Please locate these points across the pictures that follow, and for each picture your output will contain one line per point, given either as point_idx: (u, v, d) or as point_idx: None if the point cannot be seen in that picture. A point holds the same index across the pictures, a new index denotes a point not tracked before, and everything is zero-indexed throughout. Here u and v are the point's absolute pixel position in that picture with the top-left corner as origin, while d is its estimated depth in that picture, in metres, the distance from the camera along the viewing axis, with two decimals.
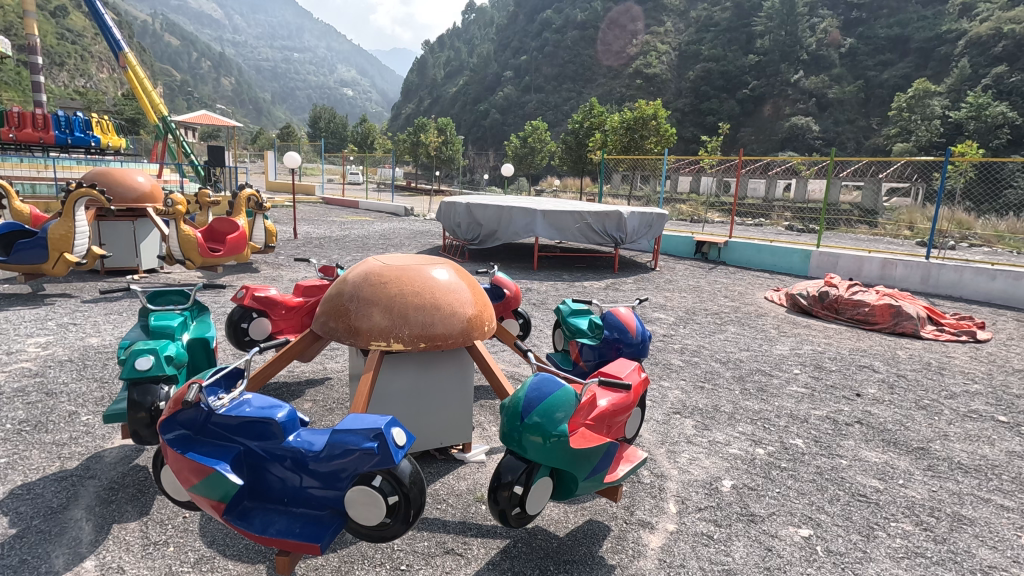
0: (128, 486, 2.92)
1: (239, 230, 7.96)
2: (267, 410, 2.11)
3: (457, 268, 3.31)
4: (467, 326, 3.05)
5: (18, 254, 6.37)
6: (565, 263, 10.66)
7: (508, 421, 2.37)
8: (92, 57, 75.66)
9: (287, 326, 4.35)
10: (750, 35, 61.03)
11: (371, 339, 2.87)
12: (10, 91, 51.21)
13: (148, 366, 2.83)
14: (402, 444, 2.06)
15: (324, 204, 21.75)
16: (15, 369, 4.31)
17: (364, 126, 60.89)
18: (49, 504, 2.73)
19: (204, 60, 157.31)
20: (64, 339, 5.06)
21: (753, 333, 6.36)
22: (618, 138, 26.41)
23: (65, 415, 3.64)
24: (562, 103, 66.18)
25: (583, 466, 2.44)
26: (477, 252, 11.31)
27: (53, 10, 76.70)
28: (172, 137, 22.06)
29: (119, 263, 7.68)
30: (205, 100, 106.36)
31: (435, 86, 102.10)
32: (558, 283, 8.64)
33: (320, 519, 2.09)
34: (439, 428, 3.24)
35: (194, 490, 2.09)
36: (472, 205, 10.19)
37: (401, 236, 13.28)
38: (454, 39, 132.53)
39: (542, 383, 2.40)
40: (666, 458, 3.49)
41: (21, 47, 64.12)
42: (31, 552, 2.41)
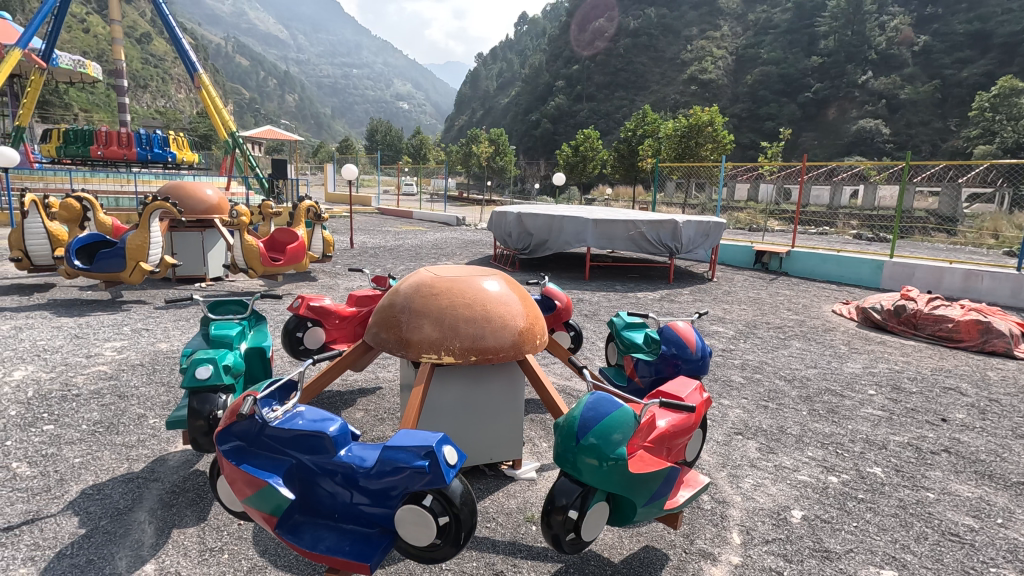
0: (188, 490, 3.00)
1: (298, 240, 8.24)
2: (319, 423, 2.09)
3: (507, 279, 3.24)
4: (519, 339, 2.97)
5: (99, 263, 6.83)
6: (618, 273, 10.44)
7: (562, 441, 2.26)
8: (172, 78, 81.49)
9: (340, 335, 4.41)
10: (812, 36, 58.55)
11: (422, 351, 2.83)
12: (99, 112, 56.04)
13: (207, 375, 2.91)
14: (454, 463, 1.99)
15: (379, 215, 22.38)
16: (93, 372, 4.58)
17: (418, 138, 62.49)
18: (117, 505, 2.84)
19: (269, 79, 166.70)
20: (138, 344, 5.34)
21: (821, 349, 5.98)
22: (672, 145, 25.74)
23: (134, 418, 3.80)
24: (614, 111, 65.55)
25: (641, 493, 2.30)
26: (527, 262, 11.18)
27: (140, 38, 83.39)
28: (240, 152, 22.89)
29: (189, 271, 8.08)
30: (269, 117, 113.26)
31: (488, 99, 104.12)
32: (611, 293, 8.46)
33: (368, 538, 2.05)
34: (489, 443, 3.17)
35: (247, 501, 2.10)
36: (522, 215, 10.10)
37: (452, 246, 13.41)
38: (506, 51, 134.20)
39: (599, 403, 2.27)
40: (728, 483, 3.27)
41: (111, 71, 69.99)
42: (97, 552, 2.49)
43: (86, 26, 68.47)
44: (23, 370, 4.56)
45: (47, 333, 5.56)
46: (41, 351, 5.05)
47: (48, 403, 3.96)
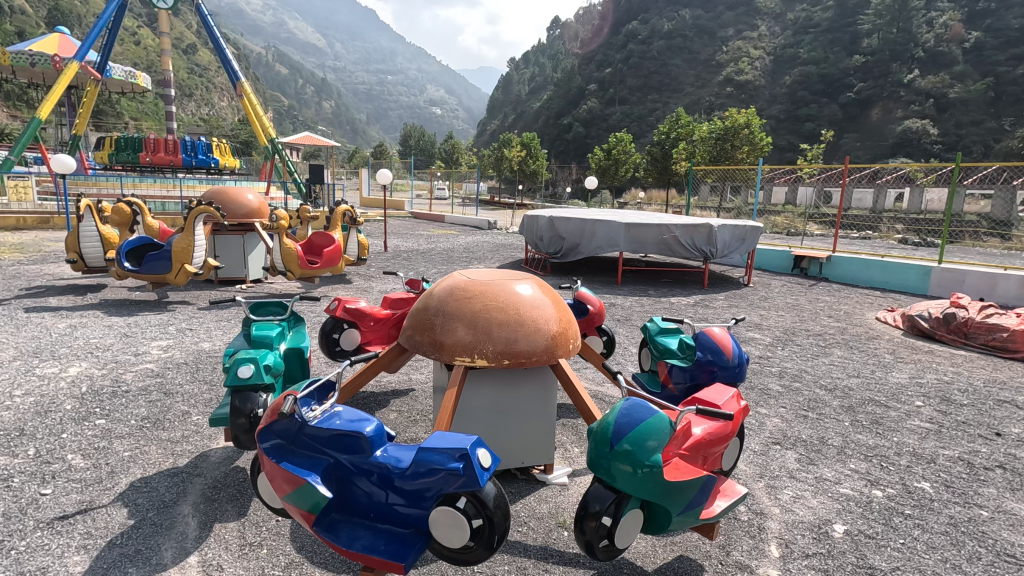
0: (228, 485, 3.10)
1: (334, 243, 8.42)
2: (355, 423, 2.13)
3: (540, 283, 3.24)
4: (552, 343, 2.97)
5: (147, 265, 7.13)
6: (651, 278, 10.33)
7: (596, 446, 2.24)
8: (216, 87, 84.58)
9: (374, 337, 4.48)
10: (855, 34, 56.72)
11: (456, 354, 2.86)
12: (148, 120, 58.59)
13: (248, 374, 2.99)
14: (487, 466, 2.00)
15: (412, 219, 22.71)
16: (141, 369, 4.78)
17: (450, 142, 63.16)
18: (163, 499, 2.95)
19: (307, 87, 171.27)
20: (182, 343, 5.54)
21: (863, 358, 5.78)
22: (707, 148, 25.34)
23: (179, 414, 3.95)
24: (648, 114, 64.85)
25: (677, 500, 2.27)
26: (558, 266, 11.15)
27: (187, 49, 86.91)
28: (279, 157, 23.48)
29: (230, 272, 8.35)
30: (307, 123, 116.41)
31: (520, 103, 104.52)
32: (644, 298, 8.37)
33: (403, 538, 2.07)
34: (520, 447, 3.17)
35: (287, 499, 2.15)
36: (554, 219, 10.09)
37: (485, 249, 13.49)
38: (538, 56, 134.30)
39: (633, 409, 2.25)
40: (766, 494, 3.19)
41: (159, 81, 73.18)
42: (145, 543, 2.59)
43: (137, 38, 71.87)
44: (78, 366, 4.80)
45: (99, 331, 5.82)
46: (94, 348, 5.30)
47: (100, 398, 4.16)
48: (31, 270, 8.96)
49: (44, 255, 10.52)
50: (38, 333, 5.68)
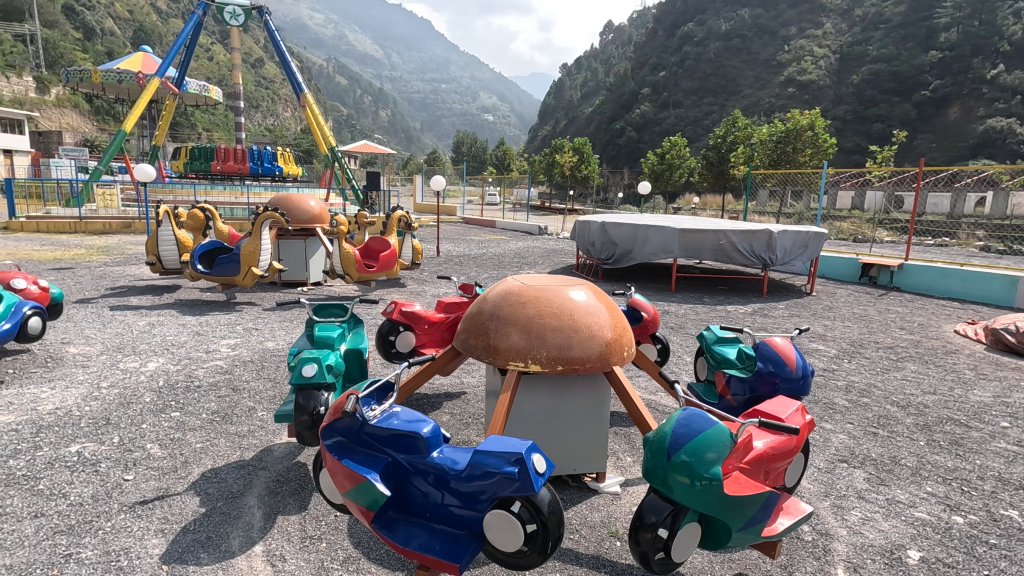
0: (291, 480, 3.23)
1: (390, 248, 8.65)
2: (413, 424, 2.18)
3: (594, 290, 3.22)
4: (606, 350, 2.94)
5: (218, 268, 7.56)
6: (706, 285, 10.06)
7: (652, 456, 2.20)
8: (281, 98, 88.83)
9: (429, 340, 4.56)
10: (930, 29, 53.32)
11: (509, 359, 2.87)
12: (218, 131, 62.15)
13: (312, 373, 3.12)
14: (542, 472, 2.01)
15: (464, 224, 23.00)
16: (212, 366, 5.07)
17: (501, 149, 63.72)
18: (231, 489, 3.11)
19: (365, 95, 176.89)
20: (249, 342, 5.83)
21: (940, 374, 5.40)
22: (766, 152, 24.45)
23: (246, 410, 4.15)
24: (703, 117, 63.18)
25: (737, 517, 2.19)
26: (610, 272, 11.03)
27: (255, 64, 91.81)
28: (338, 165, 24.31)
29: (293, 276, 8.74)
30: (364, 132, 120.41)
31: (572, 108, 104.23)
32: (699, 306, 8.14)
33: (458, 539, 2.09)
34: (572, 454, 3.15)
35: (347, 495, 2.22)
36: (606, 224, 9.98)
37: (535, 255, 13.53)
38: (591, 60, 133.66)
39: (691, 419, 2.19)
40: (832, 513, 3.03)
41: (230, 94, 77.62)
42: (215, 531, 2.74)
43: (211, 54, 76.60)
44: (155, 362, 5.13)
45: (173, 330, 6.20)
46: (169, 345, 5.66)
47: (174, 392, 4.44)
48: (116, 272, 9.67)
49: (126, 258, 11.36)
50: (120, 330, 6.12)
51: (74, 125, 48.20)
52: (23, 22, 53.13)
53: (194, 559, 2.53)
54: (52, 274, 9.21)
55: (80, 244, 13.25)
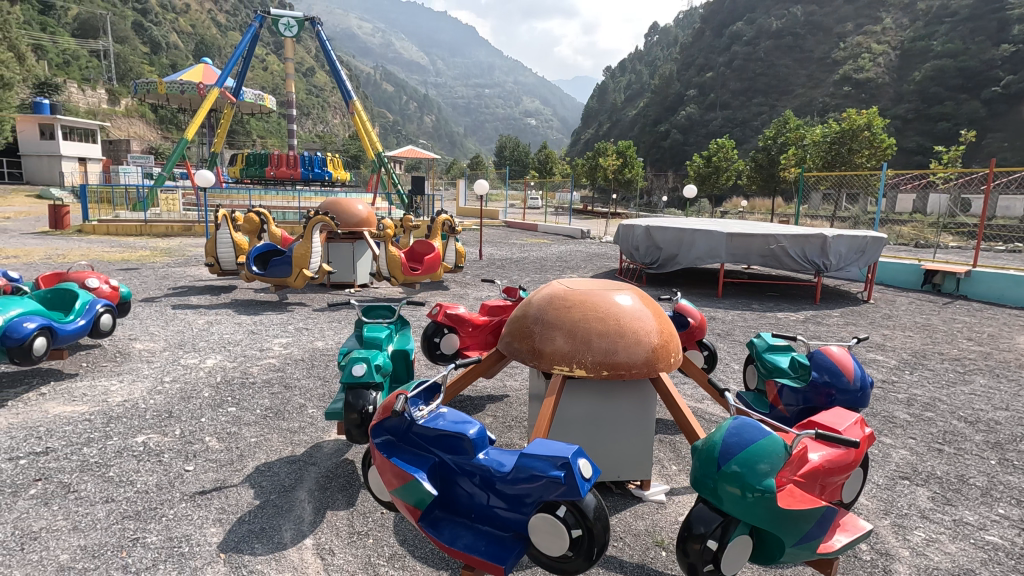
0: (339, 476, 3.32)
1: (434, 251, 8.78)
2: (460, 425, 2.21)
3: (640, 294, 3.18)
4: (652, 355, 2.90)
5: (272, 269, 7.89)
6: (755, 291, 9.75)
7: (701, 465, 2.16)
8: (330, 106, 91.71)
9: (473, 343, 4.60)
10: (1003, 21, 50.14)
11: (554, 363, 2.87)
12: (272, 138, 64.77)
13: (361, 372, 3.21)
14: (588, 477, 1.99)
15: (506, 228, 23.12)
16: (266, 364, 5.28)
17: (544, 152, 63.71)
18: (283, 483, 3.23)
19: (410, 101, 180.21)
20: (300, 342, 6.03)
21: (1013, 389, 5.05)
22: (820, 153, 23.53)
23: (296, 407, 4.29)
24: (753, 119, 61.40)
25: (790, 531, 2.11)
26: (654, 277, 10.84)
27: (306, 73, 95.21)
28: (385, 170, 24.85)
29: (341, 277, 9.01)
30: (409, 137, 122.82)
31: (616, 110, 103.18)
32: (747, 312, 7.91)
33: (502, 541, 2.11)
34: (616, 460, 3.10)
35: (395, 493, 2.26)
36: (651, 228, 9.83)
37: (578, 259, 13.43)
38: (635, 62, 132.04)
39: (742, 429, 2.14)
40: (893, 533, 2.88)
41: (283, 102, 80.76)
42: (268, 523, 2.84)
43: (265, 65, 79.90)
44: (213, 359, 5.38)
45: (230, 328, 6.49)
46: (226, 343, 5.91)
47: (231, 388, 4.65)
48: (177, 272, 10.21)
49: (187, 259, 11.97)
50: (182, 327, 6.45)
51: (140, 134, 51.19)
52: (97, 38, 56.93)
53: (250, 548, 2.64)
54: (121, 274, 9.80)
55: (145, 246, 14.06)
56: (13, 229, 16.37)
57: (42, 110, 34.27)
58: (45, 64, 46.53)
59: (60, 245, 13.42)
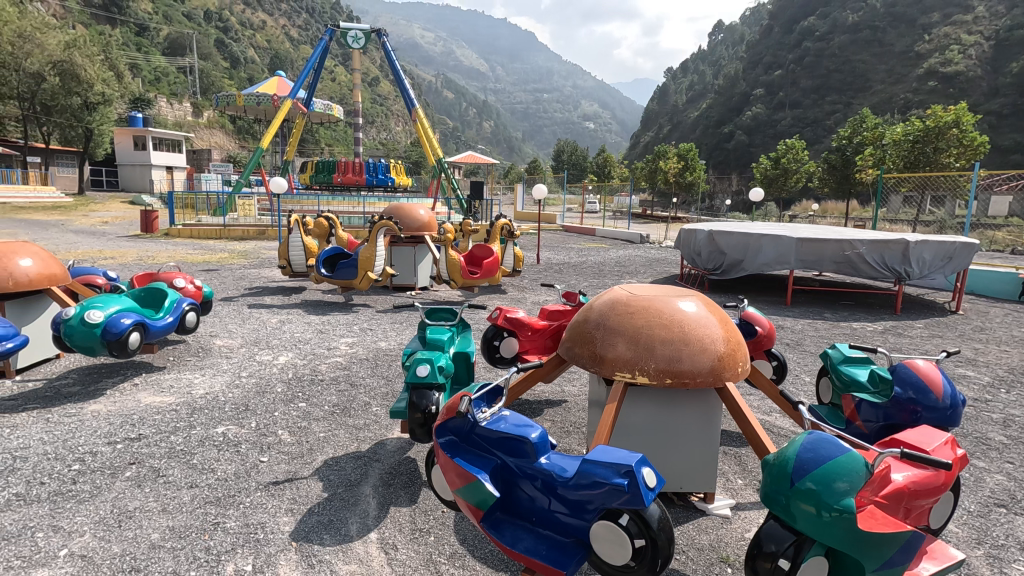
0: (402, 473, 3.41)
1: (493, 255, 8.87)
2: (521, 428, 2.23)
3: (705, 301, 3.10)
4: (718, 365, 2.82)
5: (340, 271, 8.25)
6: (828, 299, 9.23)
7: (773, 481, 2.07)
8: (393, 114, 94.65)
9: (532, 347, 4.61)
10: None
11: (617, 369, 2.84)
12: (339, 146, 67.60)
13: (425, 372, 3.28)
14: (653, 486, 1.96)
15: (564, 232, 23.03)
16: (333, 361, 5.52)
17: (603, 156, 63.09)
18: (349, 477, 3.35)
19: (469, 107, 183.39)
20: (365, 341, 6.26)
21: None
22: (901, 153, 21.99)
23: (362, 404, 4.46)
24: (826, 117, 58.29)
25: (871, 556, 1.98)
26: (717, 283, 10.48)
27: (371, 83, 98.69)
28: (445, 176, 25.37)
29: (403, 280, 9.26)
30: (468, 143, 124.88)
31: (677, 112, 100.79)
32: (819, 321, 7.51)
33: (564, 547, 2.10)
34: (679, 469, 3.02)
35: (458, 492, 2.31)
36: (714, 233, 9.50)
37: (636, 264, 13.20)
38: (699, 63, 128.53)
39: (818, 444, 2.04)
40: (990, 566, 2.64)
41: (350, 111, 84.16)
42: (336, 515, 2.96)
43: (333, 76, 83.55)
44: (286, 356, 5.68)
45: (300, 327, 6.83)
46: (297, 341, 6.24)
47: (302, 384, 4.88)
48: (253, 274, 10.82)
49: (261, 261, 12.67)
50: (257, 326, 6.83)
51: (220, 143, 54.70)
52: (184, 56, 61.48)
53: (319, 539, 2.75)
54: (203, 274, 10.51)
55: (224, 248, 15.00)
56: (111, 233, 17.90)
57: (136, 123, 37.29)
58: (139, 81, 50.66)
59: (150, 247, 14.54)
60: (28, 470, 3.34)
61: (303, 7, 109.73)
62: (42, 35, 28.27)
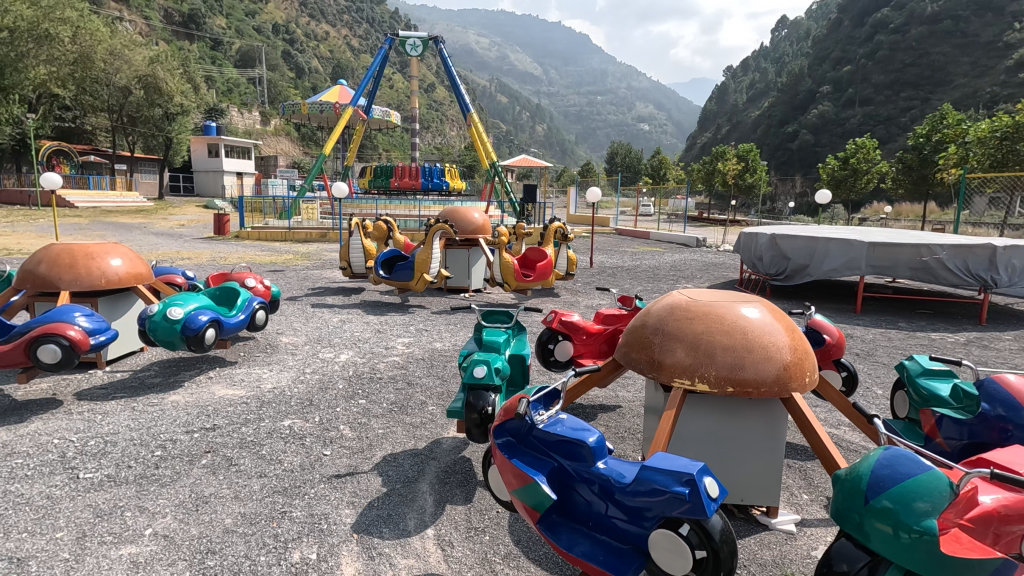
0: (457, 472, 3.47)
1: (546, 258, 8.90)
2: (579, 433, 2.23)
3: (769, 307, 2.99)
4: (784, 374, 2.71)
5: (396, 273, 8.47)
6: (903, 307, 8.67)
7: (845, 497, 1.98)
8: (448, 119, 96.39)
9: (586, 351, 4.58)
10: None
11: (675, 375, 2.77)
12: (397, 151, 69.51)
13: (482, 374, 3.32)
14: (715, 496, 1.91)
15: (617, 236, 22.71)
16: (391, 360, 5.68)
17: (658, 158, 61.88)
18: (407, 473, 3.44)
19: (523, 110, 184.23)
20: (421, 342, 6.40)
21: None
22: (987, 151, 20.39)
23: (418, 403, 4.56)
24: (900, 115, 54.82)
25: None
26: (780, 289, 10.07)
27: (428, 89, 100.88)
28: (498, 179, 25.61)
29: (457, 282, 9.41)
30: (522, 146, 125.45)
31: (737, 111, 97.55)
32: (893, 331, 7.07)
33: (621, 553, 2.08)
34: (742, 480, 2.91)
35: (514, 493, 2.32)
36: (777, 236, 9.14)
37: (693, 268, 12.85)
38: (761, 61, 123.92)
39: (895, 461, 1.94)
40: None
41: (406, 117, 86.39)
42: (395, 510, 3.05)
43: (392, 84, 86.00)
44: (347, 354, 5.89)
45: (360, 327, 7.07)
46: (357, 340, 6.45)
47: (361, 381, 5.05)
48: (316, 275, 11.29)
49: (323, 263, 13.19)
50: (319, 325, 7.12)
51: (286, 150, 57.41)
52: (254, 68, 64.95)
53: (379, 532, 2.85)
54: (270, 275, 11.06)
55: (289, 251, 15.70)
56: (187, 235, 19.15)
57: (211, 132, 39.68)
58: (214, 92, 53.92)
59: (222, 249, 15.45)
60: (116, 454, 3.62)
61: (364, 18, 113.62)
62: (130, 52, 30.56)
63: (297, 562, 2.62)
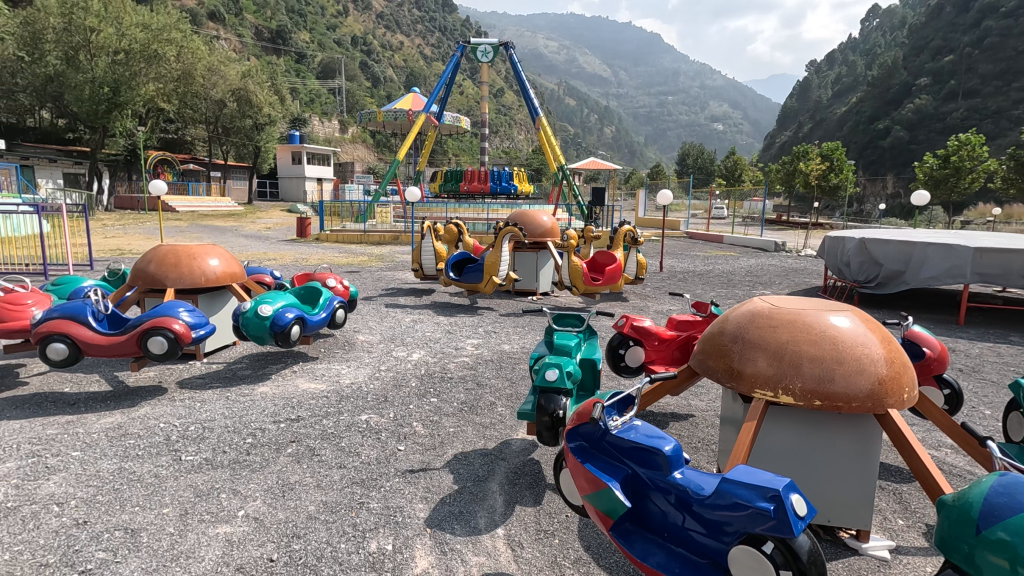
0: (526, 474, 3.49)
1: (615, 262, 8.78)
2: (655, 441, 2.18)
3: (862, 316, 2.80)
4: (878, 390, 2.53)
5: (466, 275, 8.62)
6: (1016, 320, 7.84)
7: (953, 525, 1.83)
8: (517, 123, 97.37)
9: (658, 357, 4.46)
10: None
11: (756, 386, 2.65)
12: (466, 156, 70.98)
13: (554, 377, 3.32)
14: (803, 515, 1.81)
15: (688, 239, 22.00)
16: (461, 361, 5.81)
17: (732, 159, 59.57)
18: (477, 472, 3.50)
19: (591, 113, 182.51)
20: (489, 343, 6.50)
21: None
22: None
23: (488, 404, 4.63)
24: (1013, 107, 49.66)
25: None
26: (869, 297, 9.38)
27: (497, 94, 102.35)
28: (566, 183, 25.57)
29: (525, 285, 9.45)
30: (590, 149, 124.39)
31: (821, 108, 91.97)
32: (1003, 346, 6.40)
33: (698, 567, 2.02)
34: (830, 498, 2.74)
35: (587, 498, 2.31)
36: (866, 240, 8.53)
37: (771, 273, 12.25)
38: (850, 54, 116.16)
39: (1012, 488, 1.76)
40: None
41: (475, 122, 88.05)
42: (465, 507, 3.11)
43: (462, 91, 87.92)
44: (418, 353, 6.08)
45: (431, 327, 7.26)
46: (428, 340, 6.63)
47: (432, 380, 5.20)
48: (389, 276, 11.75)
49: (396, 264, 13.68)
50: (393, 324, 7.39)
51: (362, 156, 60.09)
52: (334, 79, 68.50)
53: (451, 527, 2.92)
54: (348, 275, 11.60)
55: (364, 252, 16.46)
56: (274, 237, 20.53)
57: (295, 140, 42.30)
58: (298, 103, 57.45)
59: (304, 250, 16.40)
60: (213, 439, 3.93)
61: (436, 27, 116.86)
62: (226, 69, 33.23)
63: (374, 552, 2.72)
